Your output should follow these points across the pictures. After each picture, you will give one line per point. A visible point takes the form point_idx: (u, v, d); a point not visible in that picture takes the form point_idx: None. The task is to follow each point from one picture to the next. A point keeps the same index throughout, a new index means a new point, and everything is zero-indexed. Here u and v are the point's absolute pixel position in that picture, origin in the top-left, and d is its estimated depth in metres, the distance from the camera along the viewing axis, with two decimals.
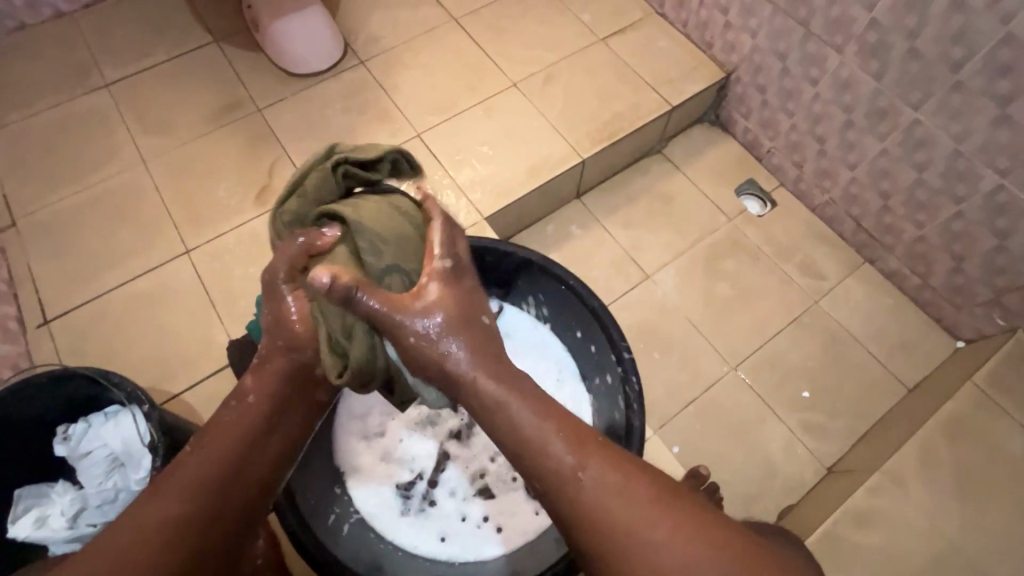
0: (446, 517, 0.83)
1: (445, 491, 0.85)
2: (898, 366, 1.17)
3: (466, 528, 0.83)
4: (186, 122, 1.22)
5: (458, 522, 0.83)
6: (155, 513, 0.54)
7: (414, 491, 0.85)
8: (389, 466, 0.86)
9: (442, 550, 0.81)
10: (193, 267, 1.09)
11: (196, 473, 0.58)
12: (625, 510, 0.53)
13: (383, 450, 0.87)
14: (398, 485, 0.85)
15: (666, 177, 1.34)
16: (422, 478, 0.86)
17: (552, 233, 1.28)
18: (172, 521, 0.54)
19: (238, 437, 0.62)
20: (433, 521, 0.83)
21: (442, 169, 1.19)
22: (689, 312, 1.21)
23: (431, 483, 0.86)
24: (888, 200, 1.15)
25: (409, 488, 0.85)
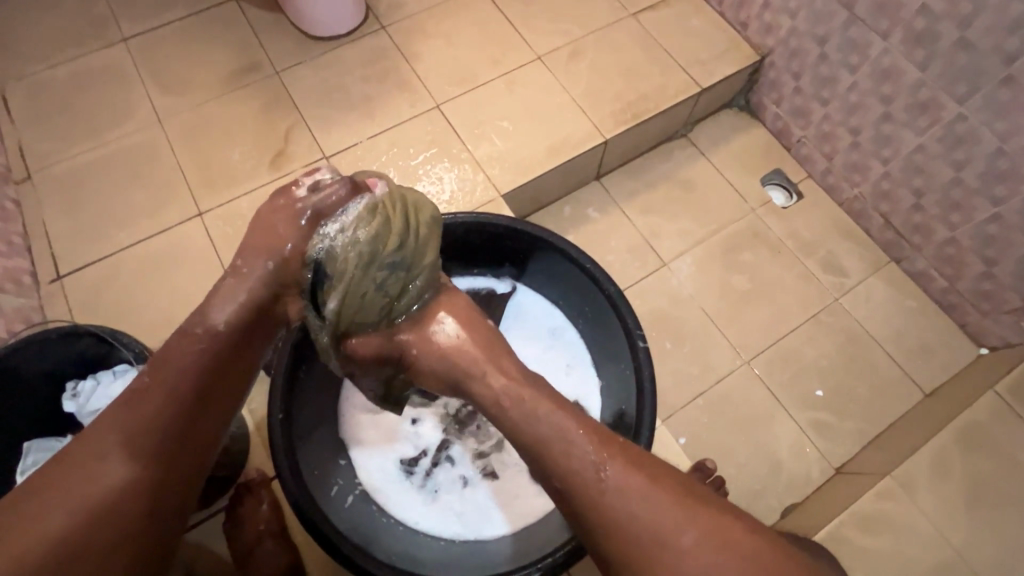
0: (448, 496, 0.83)
1: (447, 470, 0.85)
2: (916, 370, 1.14)
3: (467, 508, 0.82)
4: (202, 82, 1.20)
5: (457, 499, 0.83)
6: (95, 467, 0.55)
7: (418, 468, 0.85)
8: (393, 442, 0.86)
9: (441, 525, 0.81)
10: (205, 230, 1.07)
11: (138, 427, 0.58)
12: (645, 513, 0.55)
13: (390, 425, 0.87)
14: (402, 460, 0.85)
15: (689, 163, 1.30)
16: (426, 455, 0.86)
17: (569, 214, 1.26)
18: (108, 480, 0.55)
19: (181, 374, 0.62)
20: (434, 495, 0.83)
21: (461, 143, 1.16)
22: (704, 302, 1.19)
23: (434, 462, 0.85)
24: (920, 198, 1.10)
25: (412, 464, 0.85)
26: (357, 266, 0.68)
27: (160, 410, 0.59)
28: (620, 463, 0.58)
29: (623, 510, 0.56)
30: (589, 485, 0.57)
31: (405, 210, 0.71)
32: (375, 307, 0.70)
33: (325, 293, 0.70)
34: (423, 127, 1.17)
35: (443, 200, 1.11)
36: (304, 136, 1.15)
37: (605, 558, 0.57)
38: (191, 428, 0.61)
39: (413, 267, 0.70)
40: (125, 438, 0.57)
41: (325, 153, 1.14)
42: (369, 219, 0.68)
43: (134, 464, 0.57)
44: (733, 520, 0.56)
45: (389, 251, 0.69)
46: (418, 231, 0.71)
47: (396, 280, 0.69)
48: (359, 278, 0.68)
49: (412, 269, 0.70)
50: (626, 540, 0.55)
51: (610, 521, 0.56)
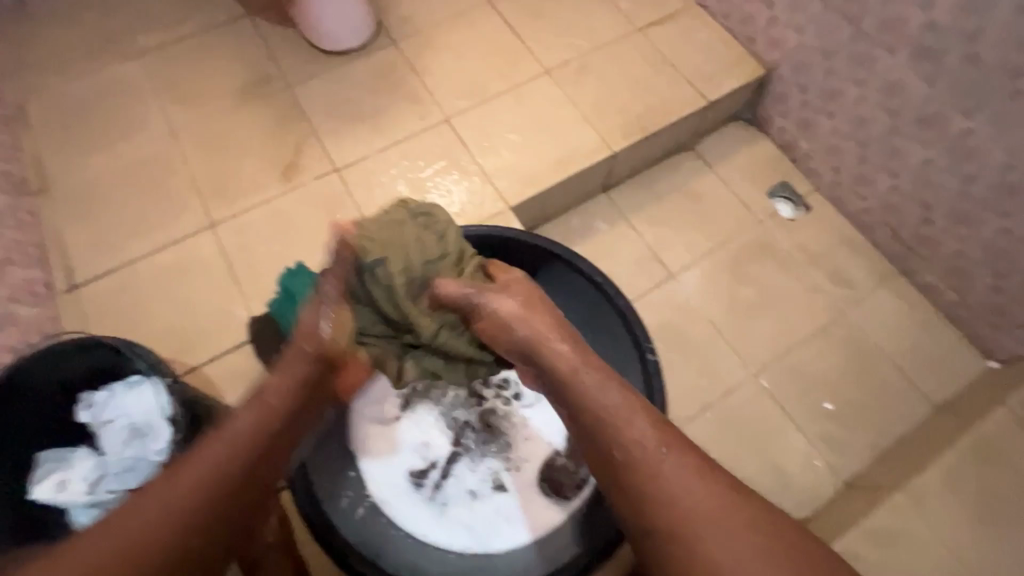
0: (457, 509, 0.83)
1: (457, 482, 0.85)
2: (926, 383, 1.13)
3: (476, 521, 0.82)
4: (215, 95, 1.21)
5: (468, 512, 0.83)
6: (127, 536, 0.52)
7: (427, 480, 0.84)
8: (402, 454, 0.85)
9: (451, 538, 0.81)
10: (216, 241, 1.09)
11: (215, 466, 0.58)
12: (695, 489, 0.55)
13: (399, 437, 0.86)
14: (411, 472, 0.84)
15: (696, 175, 1.31)
16: (435, 467, 0.85)
17: (577, 225, 1.26)
18: (136, 550, 0.51)
19: (262, 420, 0.64)
20: (444, 508, 0.83)
21: (470, 155, 1.17)
22: (712, 314, 1.19)
23: (443, 474, 0.85)
24: (929, 211, 1.10)
25: (422, 476, 0.84)
26: (408, 258, 0.75)
27: (203, 480, 0.57)
28: (672, 440, 0.58)
29: (671, 482, 0.55)
30: (641, 454, 0.58)
31: (397, 209, 0.79)
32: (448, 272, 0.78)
33: (400, 302, 0.75)
34: (432, 140, 1.18)
35: (453, 212, 1.12)
36: (315, 148, 1.17)
37: (649, 533, 0.55)
38: (229, 503, 0.58)
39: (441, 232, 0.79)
40: (164, 506, 0.54)
41: (335, 165, 1.16)
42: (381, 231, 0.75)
43: (164, 537, 0.53)
44: (780, 514, 0.54)
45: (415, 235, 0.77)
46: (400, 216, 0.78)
47: (415, 249, 0.76)
48: (418, 262, 0.76)
49: (441, 232, 0.79)
50: (671, 511, 0.54)
51: (659, 493, 0.55)
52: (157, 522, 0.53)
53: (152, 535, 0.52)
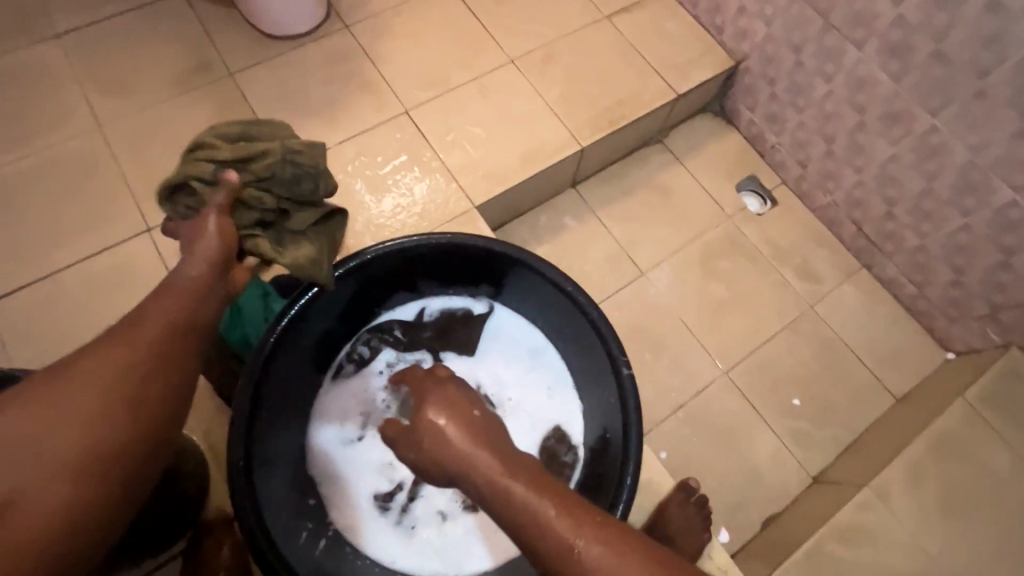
0: (426, 532, 0.79)
1: (425, 503, 0.81)
2: (888, 376, 1.15)
3: (447, 543, 0.78)
4: (147, 83, 1.10)
5: (436, 535, 0.79)
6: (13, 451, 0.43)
7: (393, 503, 0.80)
8: (367, 476, 0.81)
9: (419, 562, 0.77)
10: (154, 247, 0.99)
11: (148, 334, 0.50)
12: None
13: (363, 458, 0.82)
14: (376, 496, 0.80)
15: (665, 169, 1.29)
16: (401, 489, 0.81)
17: (545, 223, 1.22)
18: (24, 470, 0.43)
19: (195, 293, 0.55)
20: (411, 532, 0.79)
21: (432, 150, 1.10)
22: (682, 312, 1.17)
23: (410, 496, 0.81)
24: (893, 207, 1.11)
25: (388, 499, 0.80)
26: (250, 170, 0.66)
27: (108, 376, 0.47)
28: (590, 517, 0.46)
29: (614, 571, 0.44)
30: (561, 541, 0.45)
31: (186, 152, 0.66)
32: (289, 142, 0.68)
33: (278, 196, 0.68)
34: (391, 133, 1.11)
35: (415, 211, 1.05)
36: None
37: None
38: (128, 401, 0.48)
39: (242, 133, 0.68)
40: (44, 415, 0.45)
41: None
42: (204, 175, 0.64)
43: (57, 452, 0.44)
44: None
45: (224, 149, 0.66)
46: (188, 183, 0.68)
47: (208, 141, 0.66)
48: (254, 160, 0.66)
49: (243, 129, 0.68)
50: None
51: None
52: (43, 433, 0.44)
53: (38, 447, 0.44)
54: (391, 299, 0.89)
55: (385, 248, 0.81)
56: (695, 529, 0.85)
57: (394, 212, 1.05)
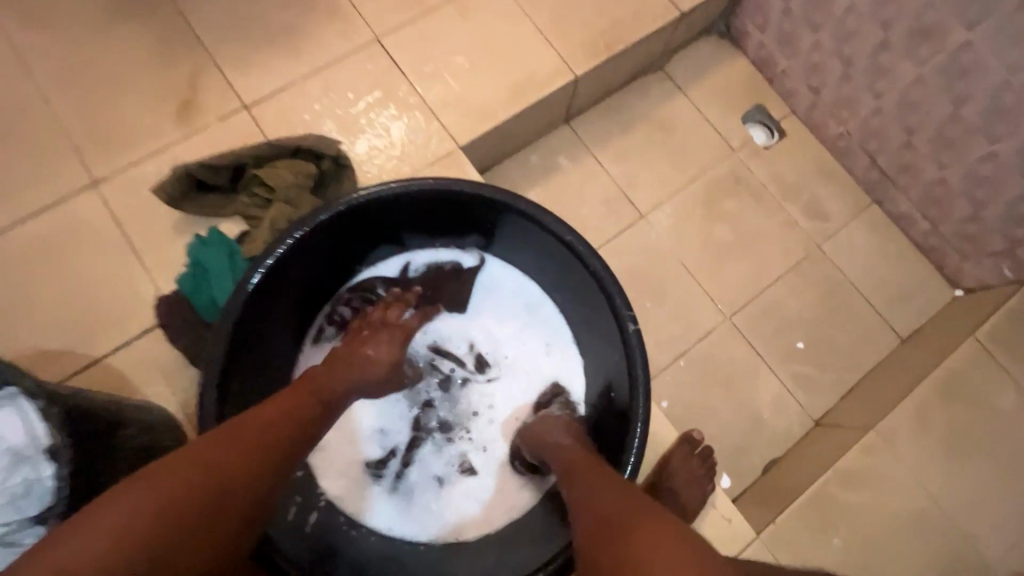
0: (424, 498, 0.76)
1: (421, 469, 0.77)
2: (894, 316, 1.11)
3: (445, 508, 0.75)
4: (74, 10, 0.95)
5: (433, 501, 0.76)
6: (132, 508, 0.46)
7: (387, 470, 0.76)
8: (357, 444, 0.77)
9: (417, 528, 0.74)
10: (103, 203, 0.89)
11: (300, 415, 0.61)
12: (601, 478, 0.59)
13: (352, 425, 0.78)
14: (369, 464, 0.76)
15: (667, 100, 1.18)
16: (395, 455, 0.77)
17: (537, 164, 1.12)
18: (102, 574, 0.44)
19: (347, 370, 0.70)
20: (407, 498, 0.76)
21: (409, 84, 0.98)
22: (684, 256, 1.11)
23: (405, 462, 0.77)
24: (912, 136, 1.03)
25: (381, 467, 0.76)
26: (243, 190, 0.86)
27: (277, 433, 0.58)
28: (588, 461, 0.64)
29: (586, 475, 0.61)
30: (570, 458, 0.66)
31: (188, 196, 0.86)
32: (250, 156, 0.87)
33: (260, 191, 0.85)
34: (362, 65, 0.98)
35: (394, 154, 0.95)
36: (216, 80, 0.95)
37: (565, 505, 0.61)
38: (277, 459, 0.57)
39: (209, 171, 0.86)
40: (158, 506, 0.47)
41: (244, 101, 0.95)
42: (220, 202, 0.87)
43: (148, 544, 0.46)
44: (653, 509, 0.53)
45: (218, 177, 0.87)
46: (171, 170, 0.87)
47: (198, 177, 0.86)
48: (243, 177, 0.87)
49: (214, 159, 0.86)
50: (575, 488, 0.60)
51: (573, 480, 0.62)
52: (137, 542, 0.46)
53: (126, 552, 0.45)
54: (372, 255, 0.83)
55: (361, 199, 0.73)
56: (700, 481, 0.82)
57: (370, 156, 0.94)
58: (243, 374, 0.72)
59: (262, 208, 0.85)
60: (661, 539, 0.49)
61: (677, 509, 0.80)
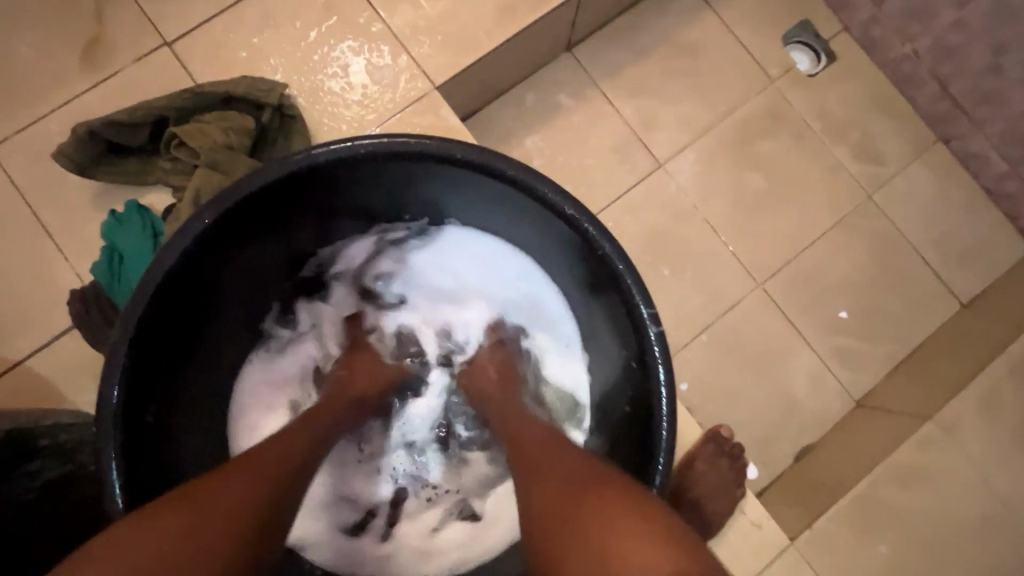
0: (419, 554, 0.68)
1: (409, 522, 0.69)
2: (956, 278, 0.95)
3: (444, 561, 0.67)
4: None
5: (424, 552, 0.67)
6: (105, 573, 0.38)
7: (371, 532, 0.68)
8: (332, 510, 0.68)
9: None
10: (1, 172, 0.72)
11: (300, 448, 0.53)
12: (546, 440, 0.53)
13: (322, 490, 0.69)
14: (349, 529, 0.68)
15: (692, 17, 0.96)
16: (376, 514, 0.69)
17: (532, 104, 0.93)
18: None
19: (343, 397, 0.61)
20: (400, 552, 0.68)
21: (369, 6, 0.78)
22: (709, 213, 0.94)
23: (389, 520, 0.69)
24: (1003, 53, 0.83)
25: (363, 529, 0.68)
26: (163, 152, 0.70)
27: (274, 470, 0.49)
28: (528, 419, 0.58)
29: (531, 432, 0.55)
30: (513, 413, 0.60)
31: (94, 162, 0.70)
32: (167, 109, 0.70)
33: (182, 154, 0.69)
34: None
35: (353, 99, 0.76)
36: (127, 9, 0.76)
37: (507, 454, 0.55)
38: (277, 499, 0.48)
39: (116, 130, 0.69)
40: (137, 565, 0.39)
41: (164, 35, 0.76)
42: (137, 167, 0.71)
43: None
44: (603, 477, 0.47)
45: (129, 137, 0.70)
46: (74, 128, 0.71)
47: (105, 138, 0.69)
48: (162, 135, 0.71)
49: (121, 114, 0.69)
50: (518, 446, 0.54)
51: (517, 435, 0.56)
52: None
53: None
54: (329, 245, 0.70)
55: (302, 166, 0.57)
56: (725, 490, 0.71)
57: (323, 102, 0.76)
58: (162, 380, 0.58)
59: (188, 176, 0.70)
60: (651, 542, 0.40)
61: (700, 523, 0.70)
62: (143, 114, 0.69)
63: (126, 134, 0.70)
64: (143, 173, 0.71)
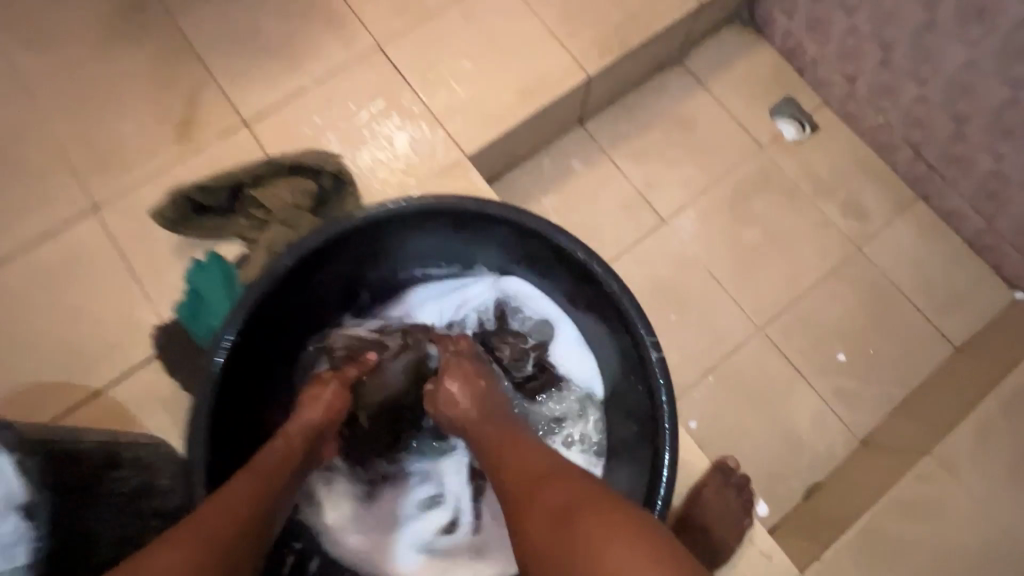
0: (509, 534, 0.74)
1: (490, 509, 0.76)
2: (947, 322, 1.01)
3: None
4: (72, 31, 0.94)
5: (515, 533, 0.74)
6: None
7: (460, 526, 0.75)
8: (421, 516, 0.76)
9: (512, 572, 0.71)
10: (103, 228, 0.86)
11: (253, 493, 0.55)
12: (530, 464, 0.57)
13: (406, 500, 0.76)
14: (441, 528, 0.75)
15: (688, 95, 1.10)
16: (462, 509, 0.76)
17: (549, 169, 1.06)
18: None
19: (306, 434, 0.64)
20: (492, 536, 0.74)
21: (412, 92, 0.94)
22: (710, 263, 1.03)
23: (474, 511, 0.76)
24: (963, 124, 0.94)
25: (453, 525, 0.75)
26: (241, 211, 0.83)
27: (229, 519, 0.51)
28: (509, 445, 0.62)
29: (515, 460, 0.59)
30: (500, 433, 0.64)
31: (184, 219, 0.84)
32: (247, 178, 0.84)
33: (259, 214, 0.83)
34: (364, 74, 0.94)
35: (397, 167, 0.90)
36: (215, 97, 0.92)
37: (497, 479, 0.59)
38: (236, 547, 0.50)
39: (206, 194, 0.83)
40: None
41: (243, 116, 0.92)
42: (217, 223, 0.84)
43: None
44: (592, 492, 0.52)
45: (214, 200, 0.84)
46: (169, 193, 0.85)
47: (196, 200, 0.83)
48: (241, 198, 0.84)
49: (212, 182, 0.83)
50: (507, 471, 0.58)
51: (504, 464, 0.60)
52: None
53: None
54: (356, 295, 0.79)
55: (357, 221, 0.69)
56: (735, 518, 0.75)
57: (372, 170, 0.90)
58: (237, 400, 0.68)
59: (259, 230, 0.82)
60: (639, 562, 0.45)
61: (710, 552, 0.74)
62: (229, 182, 0.84)
63: (212, 197, 0.84)
64: (222, 229, 0.84)
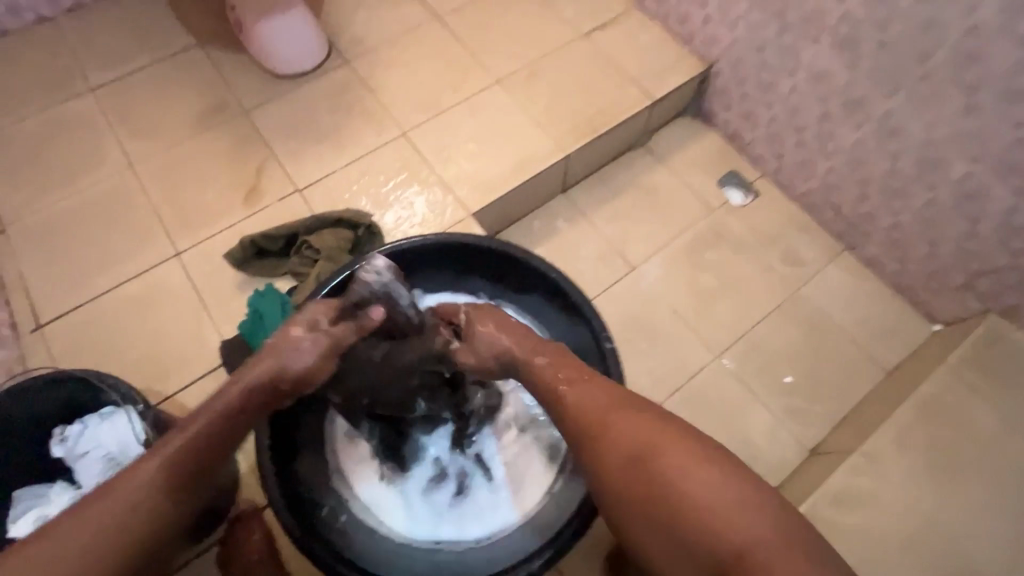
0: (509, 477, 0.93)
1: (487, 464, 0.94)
2: (877, 350, 1.19)
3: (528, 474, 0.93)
4: (172, 126, 1.23)
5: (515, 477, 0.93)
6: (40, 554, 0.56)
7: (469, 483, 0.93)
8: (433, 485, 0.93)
9: (529, 499, 0.91)
10: (182, 269, 1.10)
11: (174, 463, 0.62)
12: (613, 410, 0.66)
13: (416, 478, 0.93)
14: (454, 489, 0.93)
15: (651, 170, 1.37)
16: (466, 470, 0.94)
17: (539, 228, 1.31)
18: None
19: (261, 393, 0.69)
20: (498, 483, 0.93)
21: (429, 167, 1.20)
22: (674, 302, 1.24)
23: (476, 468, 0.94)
24: (865, 188, 1.17)
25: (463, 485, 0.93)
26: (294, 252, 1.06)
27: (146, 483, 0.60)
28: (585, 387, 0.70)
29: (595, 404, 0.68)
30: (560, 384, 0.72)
31: (251, 259, 1.07)
32: (300, 227, 1.08)
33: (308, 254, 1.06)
34: (392, 154, 1.21)
35: (416, 223, 1.15)
36: (276, 171, 1.19)
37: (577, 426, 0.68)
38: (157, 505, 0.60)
39: (268, 240, 1.07)
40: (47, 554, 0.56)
41: (297, 185, 1.18)
42: (275, 262, 1.08)
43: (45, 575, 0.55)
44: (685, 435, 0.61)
45: (275, 245, 1.08)
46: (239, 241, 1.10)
47: (260, 245, 1.07)
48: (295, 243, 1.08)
49: (271, 231, 1.07)
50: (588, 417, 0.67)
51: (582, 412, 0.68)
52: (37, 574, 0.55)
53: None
54: None
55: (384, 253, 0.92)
56: None
57: (397, 225, 1.14)
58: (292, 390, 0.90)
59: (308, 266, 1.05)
60: (726, 491, 0.54)
61: None
62: (286, 230, 1.08)
63: (272, 243, 1.07)
64: (279, 267, 1.07)
